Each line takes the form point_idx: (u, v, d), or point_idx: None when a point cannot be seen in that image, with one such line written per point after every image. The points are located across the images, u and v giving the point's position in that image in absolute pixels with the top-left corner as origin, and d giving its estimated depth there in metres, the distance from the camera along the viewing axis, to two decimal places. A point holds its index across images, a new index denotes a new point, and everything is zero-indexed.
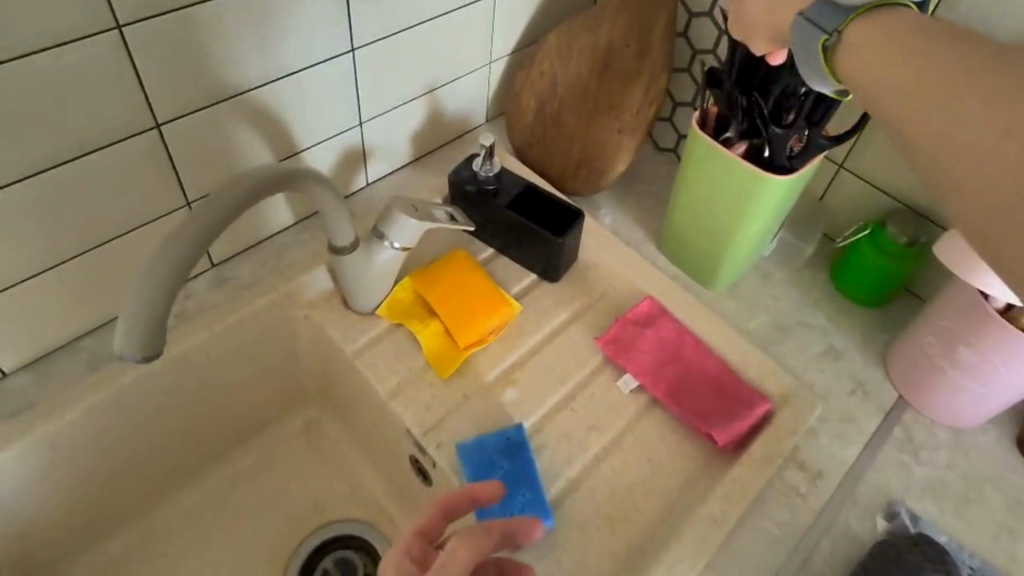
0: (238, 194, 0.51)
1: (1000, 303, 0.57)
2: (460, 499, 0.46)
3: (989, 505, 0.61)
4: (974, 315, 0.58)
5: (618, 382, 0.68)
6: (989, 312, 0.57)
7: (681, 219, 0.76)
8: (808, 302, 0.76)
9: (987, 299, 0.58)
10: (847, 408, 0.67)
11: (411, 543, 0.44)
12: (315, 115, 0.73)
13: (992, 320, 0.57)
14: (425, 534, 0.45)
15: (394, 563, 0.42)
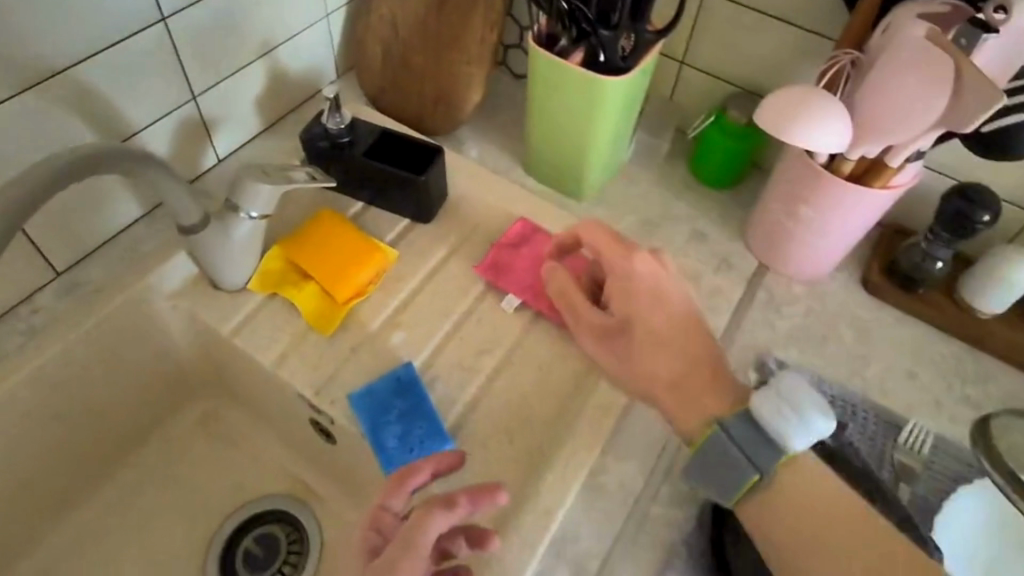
0: (43, 180, 0.46)
1: (824, 158, 0.64)
2: (426, 469, 0.51)
3: (843, 340, 0.68)
4: (807, 174, 0.65)
5: (503, 302, 0.69)
6: (817, 168, 0.64)
7: (542, 140, 0.78)
8: (671, 195, 0.81)
9: (814, 156, 0.65)
10: (715, 283, 0.72)
11: (379, 514, 0.49)
12: (137, 95, 0.68)
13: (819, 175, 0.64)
14: (389, 506, 0.50)
15: (365, 531, 0.49)
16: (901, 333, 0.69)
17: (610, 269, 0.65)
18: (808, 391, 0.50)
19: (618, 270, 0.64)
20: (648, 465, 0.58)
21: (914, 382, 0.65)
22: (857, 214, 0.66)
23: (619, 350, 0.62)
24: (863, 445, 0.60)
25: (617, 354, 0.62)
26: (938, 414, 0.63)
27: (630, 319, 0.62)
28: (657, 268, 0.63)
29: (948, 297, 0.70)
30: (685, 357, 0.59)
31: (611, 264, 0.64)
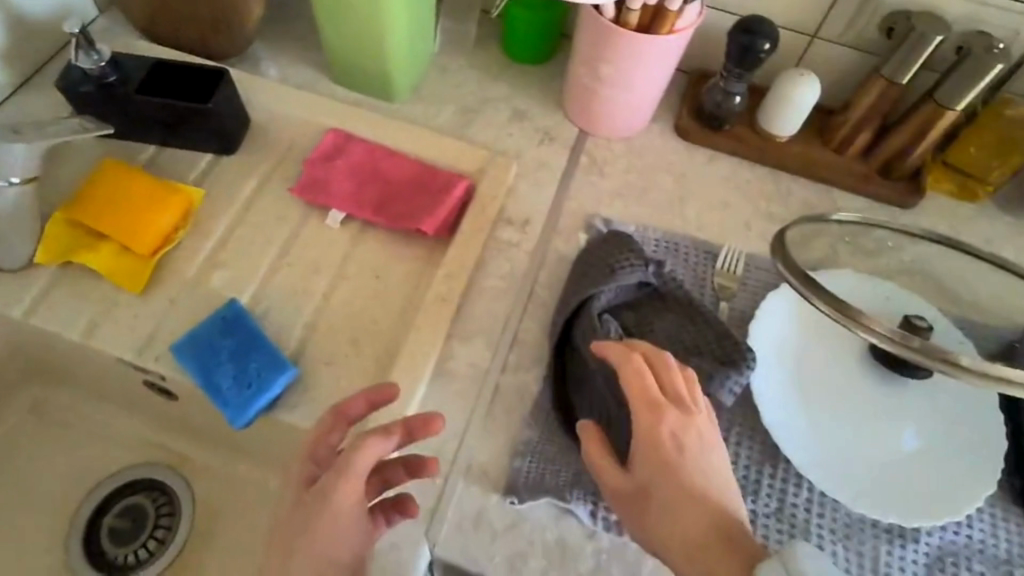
0: None
1: (610, 14, 0.64)
2: (360, 403, 0.47)
3: (662, 186, 0.72)
4: (600, 33, 0.66)
5: (327, 219, 0.66)
6: (605, 26, 0.65)
7: (338, 44, 0.72)
8: (487, 80, 0.79)
9: (602, 14, 0.65)
10: (539, 157, 0.73)
11: (314, 449, 0.47)
12: None
13: (609, 32, 0.65)
14: (326, 441, 0.47)
15: (301, 465, 0.47)
16: (711, 170, 0.75)
17: (643, 423, 0.47)
18: (817, 558, 0.41)
19: (669, 427, 0.46)
20: (494, 341, 0.60)
21: (726, 213, 0.71)
22: (653, 67, 0.68)
23: (644, 503, 0.45)
24: (686, 277, 0.65)
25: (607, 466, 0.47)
26: (747, 235, 0.70)
27: (660, 481, 0.45)
28: (717, 437, 0.48)
29: (748, 129, 0.76)
30: (723, 541, 0.43)
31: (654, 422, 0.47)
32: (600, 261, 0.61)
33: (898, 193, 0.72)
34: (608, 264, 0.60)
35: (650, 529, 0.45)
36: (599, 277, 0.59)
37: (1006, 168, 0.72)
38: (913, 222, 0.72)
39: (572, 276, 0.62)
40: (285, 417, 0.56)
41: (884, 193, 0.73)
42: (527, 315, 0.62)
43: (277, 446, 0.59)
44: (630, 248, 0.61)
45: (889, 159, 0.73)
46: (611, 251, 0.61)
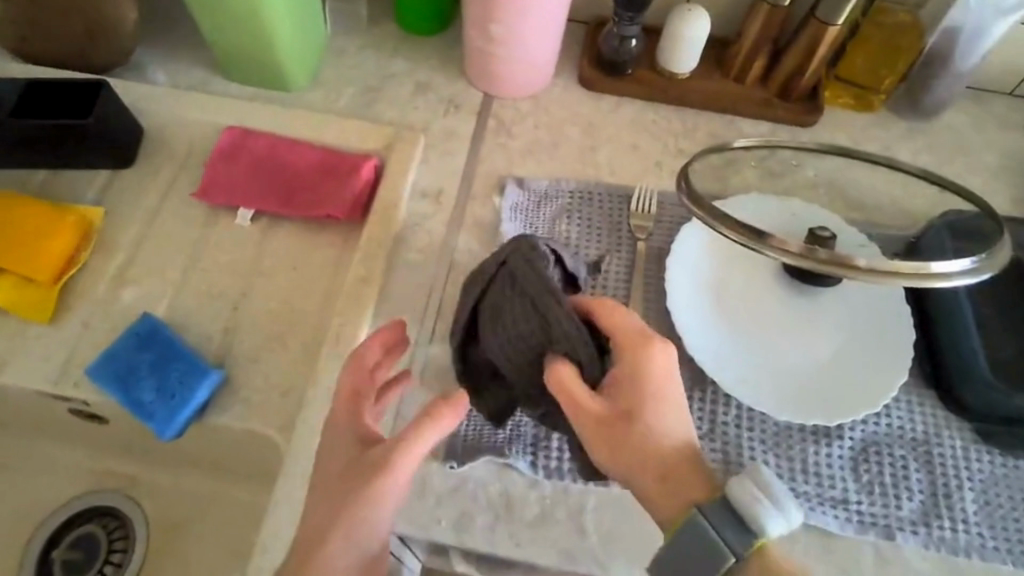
0: None
1: None
2: (378, 347, 0.51)
3: (571, 138, 0.73)
4: None
5: (237, 219, 0.65)
6: None
7: (222, 40, 0.70)
8: (385, 56, 0.78)
9: None
10: (446, 127, 0.72)
11: (349, 397, 0.50)
12: None
13: None
14: (359, 390, 0.50)
15: (338, 415, 0.49)
16: (618, 115, 0.75)
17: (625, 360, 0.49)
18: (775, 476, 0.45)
19: (658, 368, 0.48)
20: (420, 315, 0.60)
21: (636, 155, 0.72)
22: (541, 19, 0.67)
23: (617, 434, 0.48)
24: (603, 223, 0.66)
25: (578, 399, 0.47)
26: (659, 174, 0.71)
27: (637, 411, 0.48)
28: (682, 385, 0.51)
29: (650, 70, 0.76)
30: (696, 466, 0.48)
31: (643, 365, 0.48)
32: None
33: (798, 113, 0.74)
34: None
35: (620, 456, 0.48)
36: None
37: (895, 75, 0.75)
38: (815, 139, 0.75)
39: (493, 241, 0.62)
40: (217, 421, 0.55)
41: (786, 114, 0.75)
42: (449, 283, 0.62)
43: (217, 451, 0.59)
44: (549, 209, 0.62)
45: (786, 81, 0.75)
46: None
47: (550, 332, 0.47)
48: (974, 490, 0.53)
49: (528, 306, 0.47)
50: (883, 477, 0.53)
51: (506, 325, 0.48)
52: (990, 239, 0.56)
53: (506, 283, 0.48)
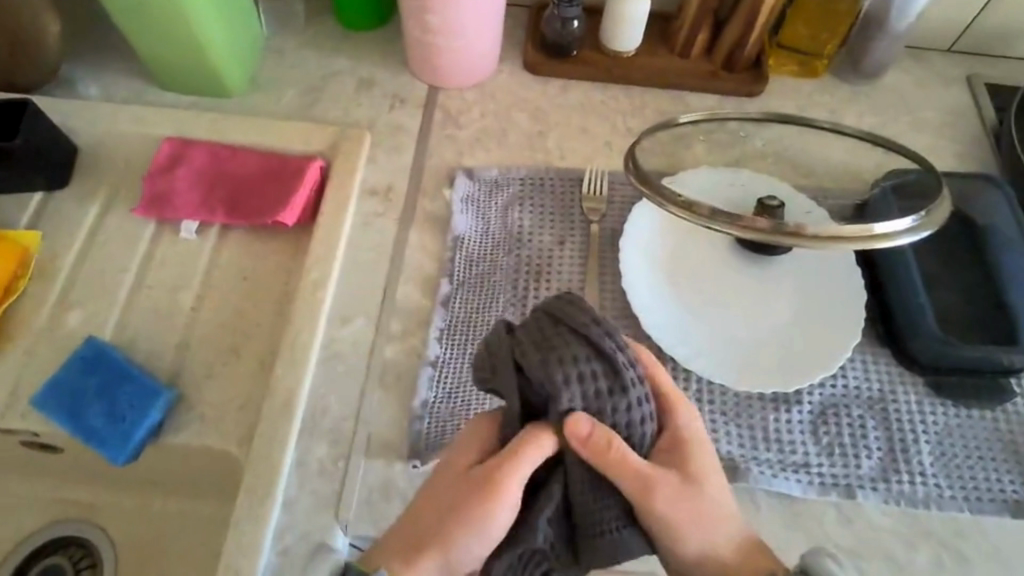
0: None
1: None
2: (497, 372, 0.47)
3: (520, 124, 0.72)
4: None
5: (182, 232, 0.63)
6: None
7: (151, 49, 0.68)
8: (326, 53, 0.76)
9: None
10: (392, 122, 0.71)
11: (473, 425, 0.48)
12: None
13: None
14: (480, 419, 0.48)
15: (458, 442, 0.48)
16: (566, 98, 0.74)
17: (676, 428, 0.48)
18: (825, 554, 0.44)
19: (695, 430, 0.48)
20: (375, 316, 0.59)
21: (586, 137, 0.71)
22: (478, 5, 0.66)
23: (658, 503, 0.43)
24: (556, 208, 0.65)
25: (618, 460, 0.42)
26: (610, 155, 0.70)
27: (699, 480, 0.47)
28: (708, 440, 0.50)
29: (595, 51, 0.76)
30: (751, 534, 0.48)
31: (674, 430, 0.47)
32: None
33: (744, 83, 0.74)
34: None
35: (660, 524, 0.44)
36: None
37: (837, 39, 0.75)
38: (762, 108, 0.75)
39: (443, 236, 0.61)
40: (174, 440, 0.54)
41: (733, 85, 0.75)
42: (404, 280, 0.61)
43: (179, 470, 0.58)
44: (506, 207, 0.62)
45: (731, 52, 0.75)
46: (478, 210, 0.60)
47: (619, 377, 0.42)
48: (930, 442, 0.54)
49: (580, 339, 0.42)
50: (842, 438, 0.54)
51: (570, 379, 0.41)
52: (931, 196, 0.57)
53: (575, 337, 0.42)
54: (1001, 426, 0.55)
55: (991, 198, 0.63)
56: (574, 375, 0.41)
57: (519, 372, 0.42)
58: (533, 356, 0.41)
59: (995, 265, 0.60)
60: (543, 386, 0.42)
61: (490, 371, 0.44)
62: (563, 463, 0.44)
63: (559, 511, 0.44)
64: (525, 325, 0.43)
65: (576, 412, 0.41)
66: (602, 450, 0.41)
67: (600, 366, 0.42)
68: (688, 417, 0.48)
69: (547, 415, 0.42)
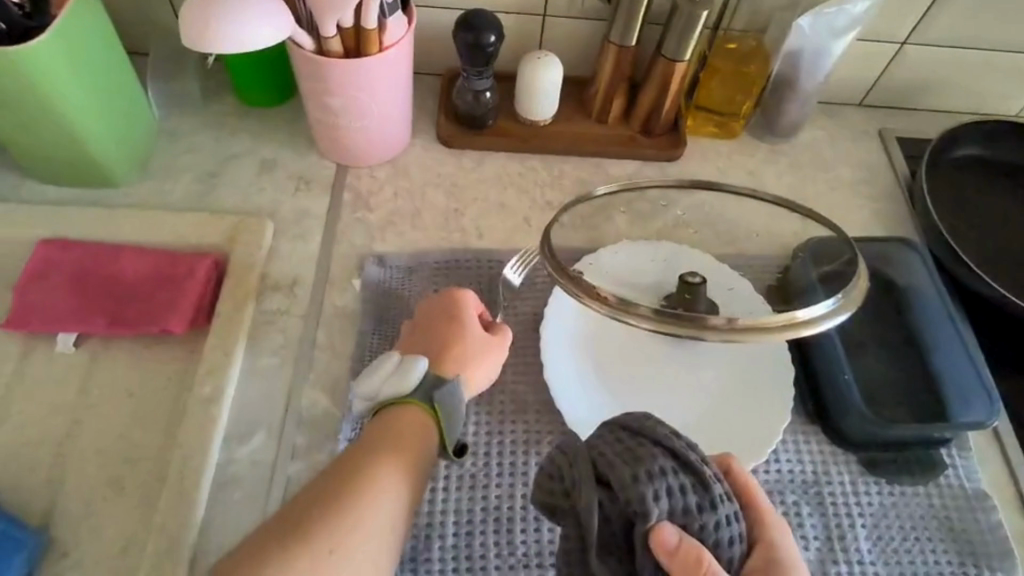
0: None
1: (309, 45, 0.60)
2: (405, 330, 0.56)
3: (436, 202, 0.69)
4: (308, 66, 0.61)
5: (58, 345, 0.57)
6: (309, 59, 0.60)
7: (22, 143, 0.62)
8: (226, 134, 0.72)
9: (301, 48, 0.60)
10: (297, 207, 0.67)
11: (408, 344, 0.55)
12: None
13: (316, 63, 0.60)
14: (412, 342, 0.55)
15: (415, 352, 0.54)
16: (485, 172, 0.72)
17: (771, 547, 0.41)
18: None
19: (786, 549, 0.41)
20: (276, 430, 0.54)
21: (504, 213, 0.69)
22: (378, 85, 0.63)
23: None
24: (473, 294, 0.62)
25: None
26: (530, 231, 0.68)
27: None
28: None
29: (510, 121, 0.74)
30: None
31: (769, 548, 0.41)
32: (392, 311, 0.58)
33: (663, 148, 0.73)
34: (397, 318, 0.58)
35: None
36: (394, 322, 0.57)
37: (751, 100, 0.75)
38: (682, 173, 0.74)
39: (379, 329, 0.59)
40: None
41: (652, 151, 0.73)
42: (311, 384, 0.57)
43: None
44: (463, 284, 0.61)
45: (647, 118, 0.74)
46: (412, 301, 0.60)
47: (710, 492, 0.37)
48: (867, 526, 0.52)
49: (656, 452, 0.37)
50: None
51: (658, 493, 0.36)
52: (849, 269, 0.56)
53: (657, 447, 0.37)
54: (936, 502, 0.53)
55: (910, 262, 0.62)
56: (660, 483, 0.36)
57: (602, 482, 0.37)
58: (619, 467, 0.36)
59: (918, 330, 0.60)
60: (626, 497, 0.36)
61: (563, 487, 0.40)
62: None
63: None
64: (600, 441, 0.39)
65: (659, 520, 0.36)
66: (691, 568, 0.34)
67: (687, 479, 0.37)
68: (783, 535, 0.42)
69: (643, 517, 0.36)
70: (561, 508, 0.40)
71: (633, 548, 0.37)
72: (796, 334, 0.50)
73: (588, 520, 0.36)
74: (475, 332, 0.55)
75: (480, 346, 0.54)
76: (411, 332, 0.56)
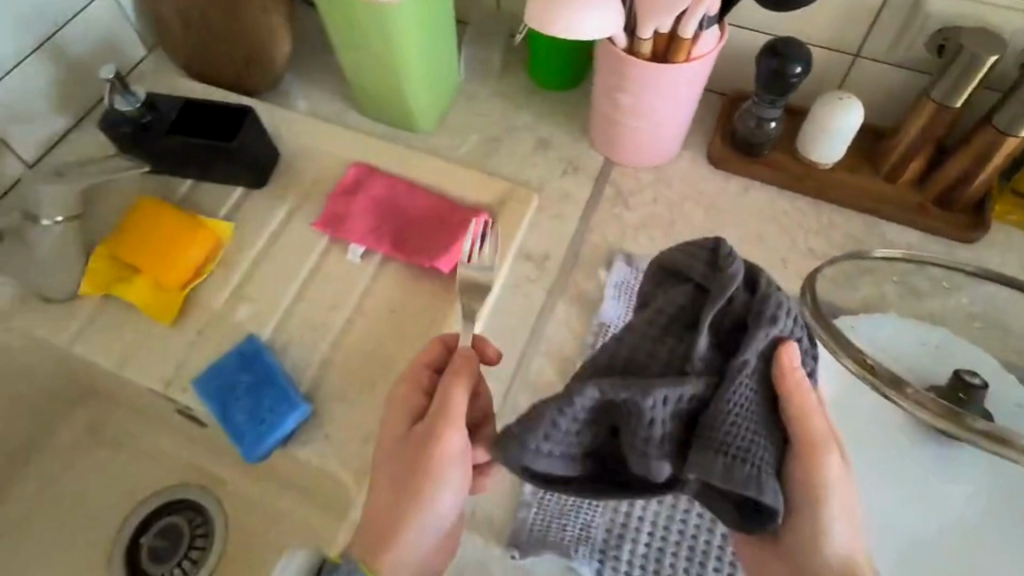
0: None
1: (622, 43, 0.62)
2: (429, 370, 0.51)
3: (691, 218, 0.69)
4: (614, 61, 0.63)
5: (348, 254, 0.67)
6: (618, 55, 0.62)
7: (360, 79, 0.73)
8: (513, 106, 0.78)
9: (613, 44, 0.62)
10: (562, 188, 0.71)
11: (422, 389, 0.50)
12: None
13: (623, 61, 0.62)
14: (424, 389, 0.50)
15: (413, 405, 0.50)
16: (748, 201, 0.70)
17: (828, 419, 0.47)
18: None
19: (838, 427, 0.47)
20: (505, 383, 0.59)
21: (758, 248, 0.67)
22: (674, 93, 0.64)
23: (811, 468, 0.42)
24: None
25: (800, 395, 0.40)
26: (781, 273, 0.66)
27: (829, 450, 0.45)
28: None
29: (787, 154, 0.70)
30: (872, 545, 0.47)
31: (828, 418, 0.47)
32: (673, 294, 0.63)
33: (955, 227, 0.66)
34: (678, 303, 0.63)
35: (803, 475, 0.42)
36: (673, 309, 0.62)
37: None
38: (971, 259, 0.66)
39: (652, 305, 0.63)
40: (298, 452, 0.57)
41: (940, 225, 0.67)
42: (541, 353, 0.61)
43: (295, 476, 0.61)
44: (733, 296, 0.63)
45: (948, 187, 0.66)
46: None
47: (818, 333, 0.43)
48: None
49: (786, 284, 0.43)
50: None
51: (785, 306, 0.41)
52: None
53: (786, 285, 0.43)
54: None
55: None
56: (791, 305, 0.42)
57: (746, 279, 0.41)
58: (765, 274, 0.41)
59: None
60: (764, 301, 0.40)
61: (705, 270, 0.42)
62: (718, 381, 0.39)
63: (687, 408, 0.39)
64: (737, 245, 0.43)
65: (787, 339, 0.41)
66: (796, 379, 0.40)
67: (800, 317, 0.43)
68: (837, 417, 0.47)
69: (776, 321, 0.40)
70: (675, 281, 0.43)
71: (732, 343, 0.41)
72: (1012, 457, 0.46)
73: (723, 288, 0.40)
74: (422, 426, 0.47)
75: (447, 424, 0.47)
76: (382, 424, 0.50)
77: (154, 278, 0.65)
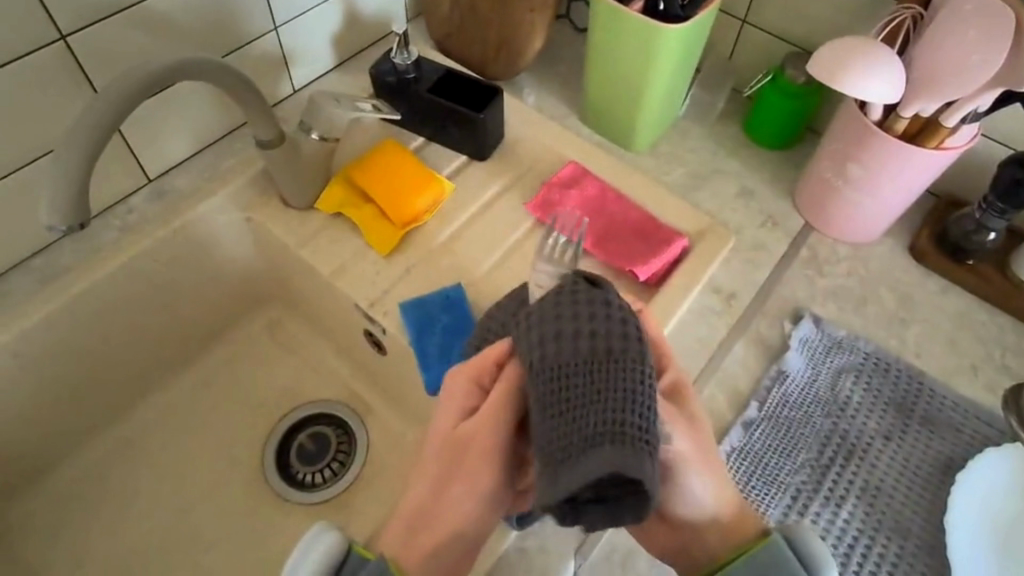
0: (131, 82, 0.50)
1: (876, 117, 0.63)
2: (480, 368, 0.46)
3: (883, 301, 0.70)
4: (859, 131, 0.63)
5: (549, 240, 0.72)
6: (869, 126, 0.62)
7: (597, 91, 0.79)
8: (723, 151, 0.82)
9: (867, 115, 0.63)
10: (759, 238, 0.73)
11: (468, 389, 0.46)
12: (214, 25, 0.68)
13: (872, 133, 0.62)
14: (478, 385, 0.46)
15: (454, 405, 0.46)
16: (945, 301, 0.70)
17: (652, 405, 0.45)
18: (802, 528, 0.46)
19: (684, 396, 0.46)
20: None
21: (950, 349, 0.67)
22: (910, 178, 0.64)
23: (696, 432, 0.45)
24: (894, 400, 0.63)
25: None
26: (970, 380, 0.65)
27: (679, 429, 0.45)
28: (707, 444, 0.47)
29: (996, 268, 0.69)
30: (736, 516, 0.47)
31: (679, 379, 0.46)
32: (893, 375, 0.65)
33: None
34: (903, 385, 0.64)
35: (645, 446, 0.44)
36: (895, 389, 0.64)
37: None
38: None
39: (867, 379, 0.65)
40: None
41: None
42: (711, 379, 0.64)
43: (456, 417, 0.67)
44: (927, 383, 0.64)
45: None
46: (887, 381, 0.64)
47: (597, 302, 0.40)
48: None
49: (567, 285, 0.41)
50: None
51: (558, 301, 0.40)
52: None
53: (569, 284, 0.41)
54: None
55: None
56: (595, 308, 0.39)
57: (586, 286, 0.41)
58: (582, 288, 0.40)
59: None
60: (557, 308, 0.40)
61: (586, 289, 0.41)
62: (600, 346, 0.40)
63: None
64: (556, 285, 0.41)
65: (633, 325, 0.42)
66: None
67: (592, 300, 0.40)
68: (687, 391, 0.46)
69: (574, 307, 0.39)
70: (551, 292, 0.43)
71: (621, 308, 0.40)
72: None
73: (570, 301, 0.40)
74: (477, 435, 0.44)
75: (490, 456, 0.43)
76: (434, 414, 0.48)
77: (382, 211, 0.72)
